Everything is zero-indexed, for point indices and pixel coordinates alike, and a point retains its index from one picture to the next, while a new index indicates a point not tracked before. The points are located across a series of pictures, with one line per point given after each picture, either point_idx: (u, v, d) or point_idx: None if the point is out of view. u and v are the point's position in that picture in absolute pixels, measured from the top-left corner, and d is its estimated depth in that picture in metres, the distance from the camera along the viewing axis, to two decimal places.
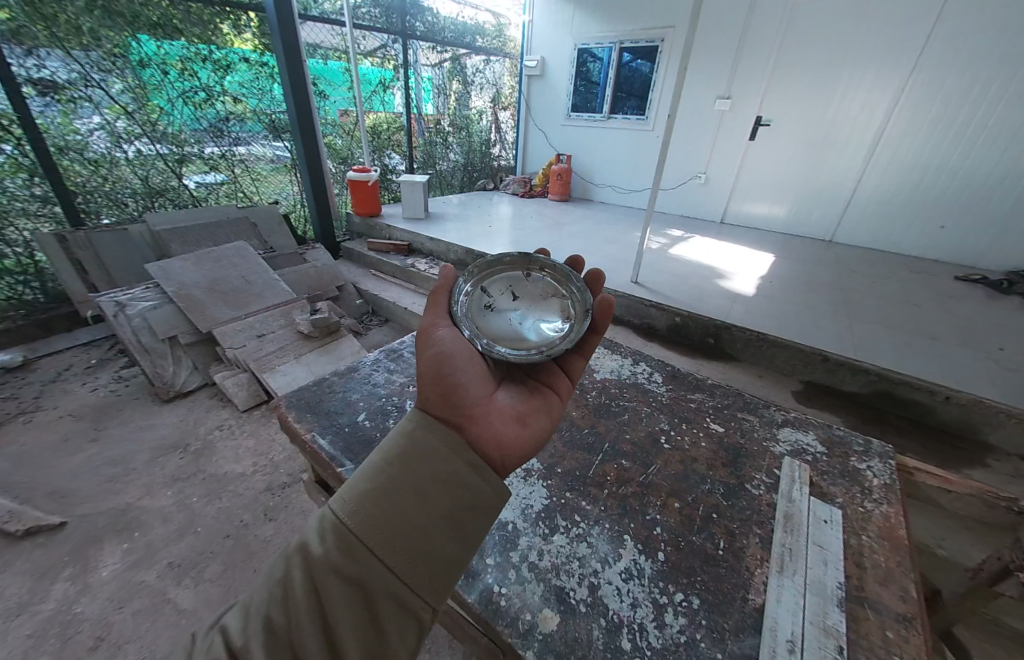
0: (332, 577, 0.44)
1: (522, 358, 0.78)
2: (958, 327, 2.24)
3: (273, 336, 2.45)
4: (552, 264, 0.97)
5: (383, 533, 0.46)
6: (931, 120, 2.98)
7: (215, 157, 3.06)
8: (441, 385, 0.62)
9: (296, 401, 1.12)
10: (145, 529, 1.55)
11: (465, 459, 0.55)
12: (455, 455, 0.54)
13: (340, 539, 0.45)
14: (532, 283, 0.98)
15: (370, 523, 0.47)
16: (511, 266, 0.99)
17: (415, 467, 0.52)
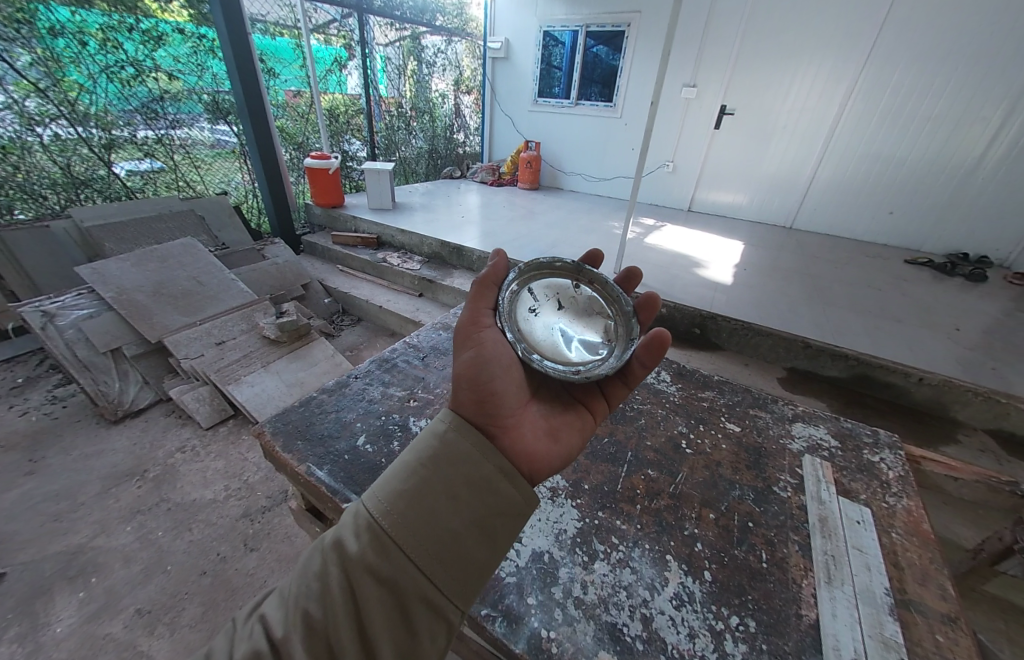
0: (365, 581, 0.41)
1: (563, 374, 0.70)
2: (916, 309, 2.40)
3: (235, 344, 2.22)
4: (604, 280, 0.90)
5: (415, 538, 0.42)
6: (882, 112, 3.14)
7: (149, 142, 2.70)
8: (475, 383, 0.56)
9: (283, 426, 0.98)
10: (103, 574, 1.35)
11: (497, 463, 0.49)
12: (487, 459, 0.49)
13: (372, 542, 0.42)
14: (578, 296, 0.89)
15: (402, 527, 0.43)
16: (560, 273, 0.91)
17: (447, 468, 0.47)
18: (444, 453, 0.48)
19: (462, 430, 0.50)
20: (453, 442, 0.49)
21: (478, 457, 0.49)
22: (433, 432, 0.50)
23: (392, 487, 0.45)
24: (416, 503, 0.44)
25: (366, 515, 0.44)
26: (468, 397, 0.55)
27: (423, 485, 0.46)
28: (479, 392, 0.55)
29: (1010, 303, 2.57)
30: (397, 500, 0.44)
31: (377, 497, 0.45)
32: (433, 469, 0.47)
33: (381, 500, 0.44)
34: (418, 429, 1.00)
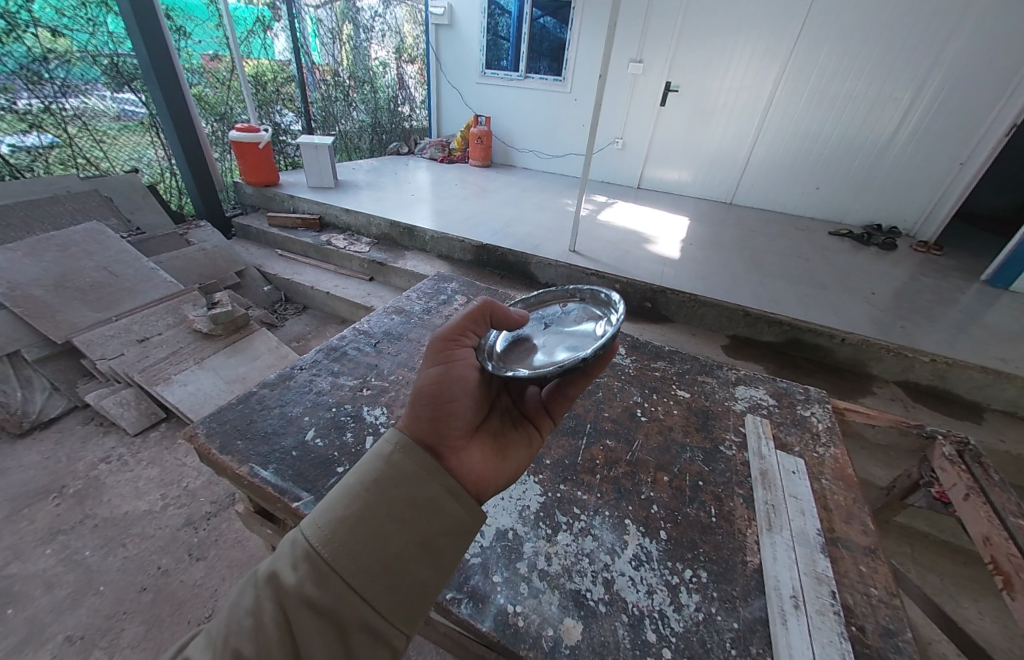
0: (300, 615, 0.38)
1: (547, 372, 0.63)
2: (839, 276, 2.64)
3: (161, 340, 2.00)
4: (591, 293, 0.89)
5: (357, 565, 0.41)
6: (811, 92, 3.34)
7: (34, 112, 2.30)
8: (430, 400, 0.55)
9: (219, 427, 0.90)
10: (19, 605, 1.20)
11: (446, 481, 0.49)
12: (435, 478, 0.48)
13: (308, 572, 0.39)
14: (567, 313, 0.89)
15: (343, 554, 0.41)
16: (548, 301, 0.94)
17: (392, 489, 0.46)
18: (390, 474, 0.47)
19: (409, 450, 0.49)
20: (400, 462, 0.48)
21: (425, 477, 0.48)
22: (379, 453, 0.49)
23: (331, 511, 0.43)
24: (359, 527, 0.43)
25: (302, 544, 0.41)
26: (420, 415, 0.53)
27: (366, 508, 0.44)
28: (433, 410, 0.54)
29: (914, 268, 2.89)
30: (337, 525, 0.42)
31: (315, 523, 0.42)
32: (377, 491, 0.45)
33: (319, 526, 0.42)
34: (373, 418, 0.96)
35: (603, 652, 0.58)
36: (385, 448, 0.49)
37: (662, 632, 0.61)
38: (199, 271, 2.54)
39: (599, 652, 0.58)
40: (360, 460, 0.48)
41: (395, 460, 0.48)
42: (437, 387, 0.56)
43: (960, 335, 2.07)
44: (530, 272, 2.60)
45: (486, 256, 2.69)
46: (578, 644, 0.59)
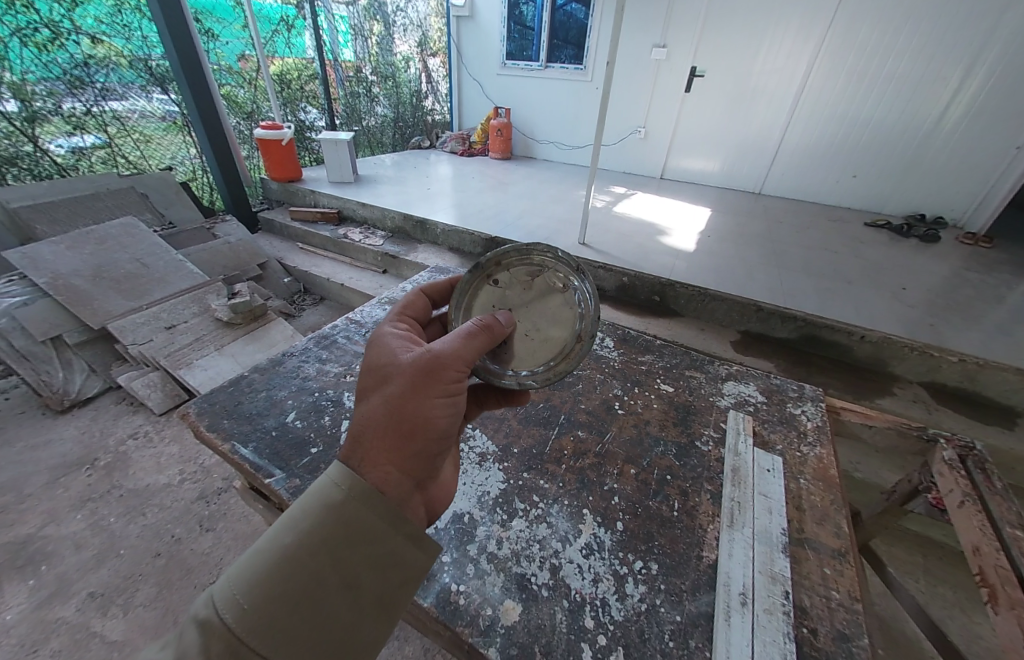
0: None
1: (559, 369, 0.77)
2: (868, 270, 2.47)
3: (186, 327, 2.14)
4: (505, 254, 0.83)
5: (300, 641, 0.38)
6: (848, 74, 3.11)
7: (78, 114, 2.49)
8: (398, 436, 0.50)
9: (209, 407, 0.96)
10: (53, 561, 1.34)
11: (405, 533, 0.46)
12: (393, 531, 0.46)
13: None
14: (504, 287, 0.83)
15: (282, 632, 0.38)
16: (472, 286, 0.83)
17: (343, 548, 0.43)
18: (338, 531, 0.43)
19: (363, 501, 0.45)
20: (350, 516, 0.44)
21: (381, 530, 0.45)
22: (324, 505, 0.44)
23: (264, 584, 0.39)
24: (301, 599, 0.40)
25: (228, 624, 0.37)
26: (388, 458, 0.49)
27: (307, 575, 0.41)
28: (402, 451, 0.49)
29: (957, 262, 2.66)
30: (272, 599, 0.39)
31: (245, 597, 0.39)
32: (322, 553, 0.42)
33: (251, 602, 0.38)
34: (352, 404, 1.00)
35: (537, 634, 0.60)
36: (332, 500, 0.45)
37: (601, 619, 0.62)
38: (223, 263, 2.69)
39: (533, 634, 0.60)
40: (298, 514, 0.43)
41: (345, 513, 0.44)
42: (407, 421, 0.51)
43: (1001, 335, 1.90)
44: None
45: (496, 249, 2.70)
46: (514, 625, 0.61)
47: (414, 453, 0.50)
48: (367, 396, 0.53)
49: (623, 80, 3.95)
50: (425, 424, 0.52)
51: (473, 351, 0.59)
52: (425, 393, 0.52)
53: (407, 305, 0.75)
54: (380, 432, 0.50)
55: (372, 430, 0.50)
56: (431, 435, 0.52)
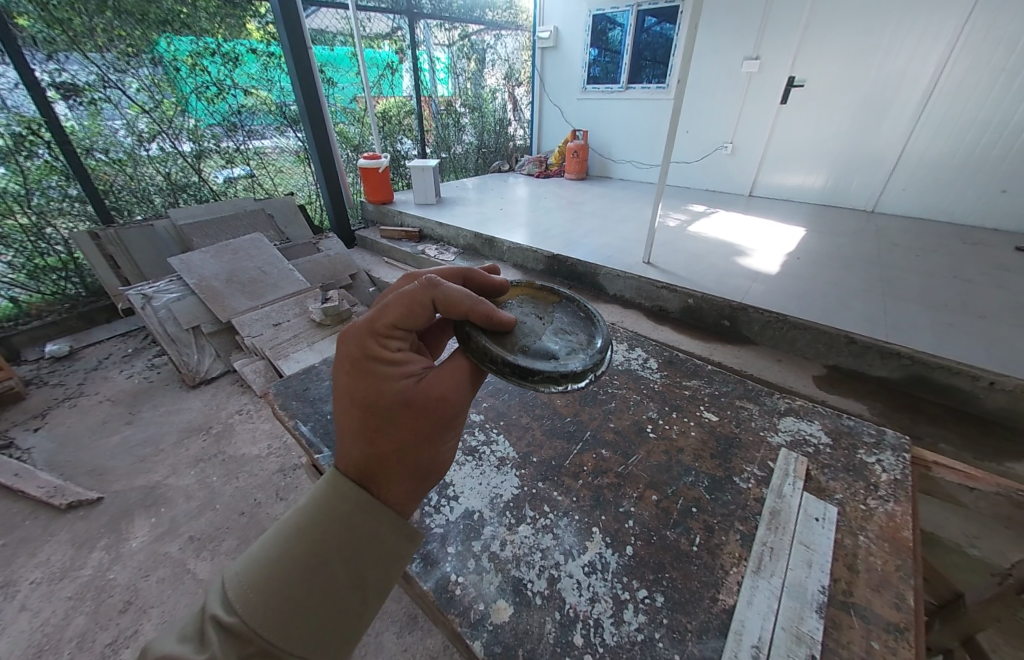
0: None
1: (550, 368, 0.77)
2: (1015, 304, 2.00)
3: (288, 325, 2.52)
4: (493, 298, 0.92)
5: (309, 629, 0.44)
6: (995, 71, 2.61)
7: (231, 151, 3.13)
8: (401, 469, 0.55)
9: (284, 389, 1.14)
10: (169, 505, 1.66)
11: (404, 534, 0.53)
12: (394, 534, 0.53)
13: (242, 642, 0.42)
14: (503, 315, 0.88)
15: (293, 624, 0.44)
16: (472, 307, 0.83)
17: (347, 548, 0.49)
18: (340, 532, 0.50)
19: (367, 510, 0.52)
20: (352, 520, 0.51)
21: (381, 532, 0.52)
22: (326, 510, 0.51)
23: (273, 582, 0.45)
24: (308, 592, 0.46)
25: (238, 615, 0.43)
26: (396, 493, 0.54)
27: (312, 572, 0.47)
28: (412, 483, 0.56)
29: None
30: (279, 593, 0.45)
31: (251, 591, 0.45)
32: (329, 552, 0.48)
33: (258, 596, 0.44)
34: None
35: (523, 639, 0.60)
36: (333, 505, 0.51)
37: (591, 639, 0.60)
38: (322, 272, 3.12)
39: (520, 637, 0.61)
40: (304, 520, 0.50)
41: (344, 515, 0.51)
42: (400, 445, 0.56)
43: None
44: (599, 283, 2.57)
45: (558, 267, 2.74)
46: (502, 624, 0.62)
47: (417, 480, 0.56)
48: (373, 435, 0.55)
49: (709, 95, 3.80)
50: (431, 458, 0.58)
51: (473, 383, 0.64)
52: (429, 433, 0.57)
53: (405, 313, 0.59)
54: (386, 466, 0.54)
55: (375, 463, 0.54)
56: (434, 468, 0.58)
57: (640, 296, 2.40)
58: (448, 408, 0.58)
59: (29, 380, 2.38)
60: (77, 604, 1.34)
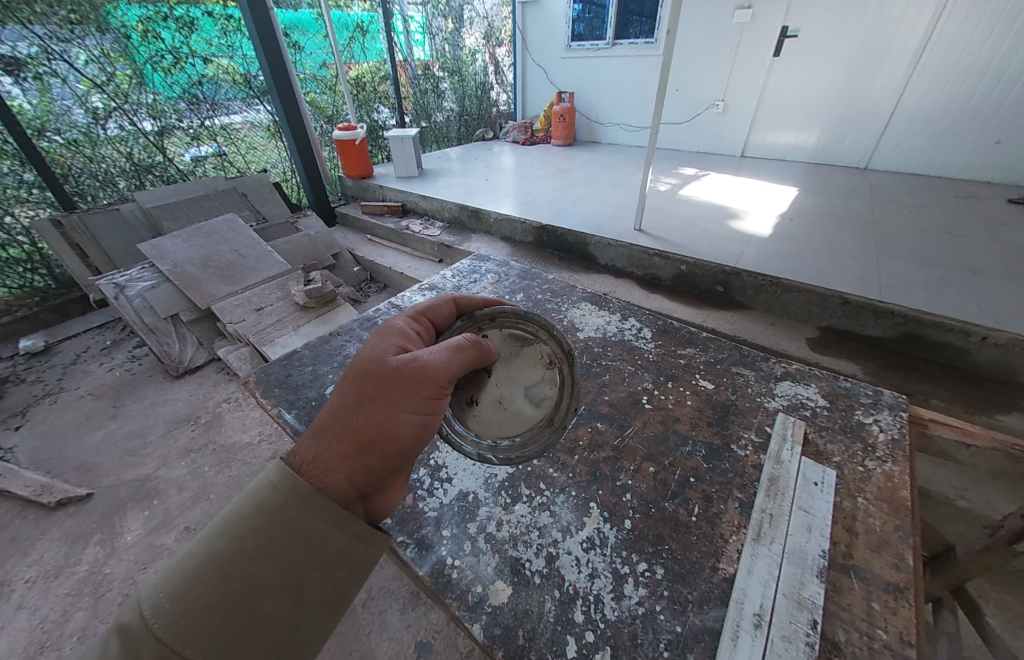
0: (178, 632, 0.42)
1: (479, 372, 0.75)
2: (1006, 257, 1.98)
3: (271, 310, 2.44)
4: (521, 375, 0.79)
5: (238, 636, 0.43)
6: (995, 15, 2.49)
7: (196, 127, 2.92)
8: (354, 445, 0.55)
9: (265, 377, 1.09)
10: (162, 498, 1.64)
11: (351, 533, 0.51)
12: (337, 530, 0.51)
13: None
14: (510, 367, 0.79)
15: (215, 635, 0.42)
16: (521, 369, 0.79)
17: (280, 557, 0.47)
18: (275, 533, 0.48)
19: (309, 500, 0.50)
20: (295, 515, 0.49)
21: (324, 529, 0.50)
22: (262, 510, 0.49)
23: (197, 591, 0.44)
24: (241, 597, 0.45)
25: (152, 631, 0.41)
26: (342, 465, 0.54)
27: (242, 570, 0.46)
28: (362, 459, 0.54)
29: None
30: (202, 605, 0.43)
31: (174, 603, 0.43)
32: (265, 551, 0.47)
33: (182, 595, 0.43)
34: None
35: (523, 619, 0.59)
36: (268, 501, 0.50)
37: (592, 615, 0.59)
38: (302, 253, 3.00)
39: (518, 618, 0.59)
40: (231, 516, 0.48)
41: (283, 511, 0.49)
42: (372, 431, 0.55)
43: None
44: (589, 253, 2.51)
45: (547, 237, 2.66)
46: (501, 606, 0.61)
47: (372, 467, 0.54)
48: (346, 391, 0.59)
49: (700, 49, 3.61)
50: (386, 440, 0.56)
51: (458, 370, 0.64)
52: (389, 403, 0.57)
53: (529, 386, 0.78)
54: (345, 435, 0.55)
55: (335, 428, 0.56)
56: (390, 451, 0.56)
57: (631, 264, 2.35)
58: (423, 379, 0.60)
59: (5, 377, 2.29)
60: (75, 600, 1.33)
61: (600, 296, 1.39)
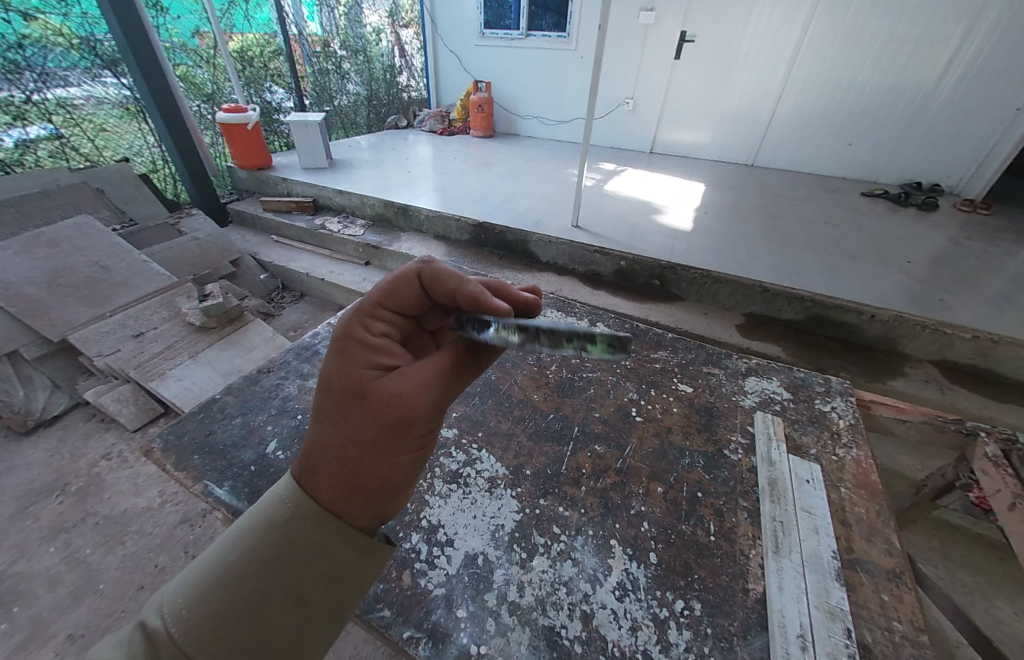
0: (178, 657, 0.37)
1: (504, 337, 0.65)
2: (870, 243, 2.39)
3: (157, 334, 1.97)
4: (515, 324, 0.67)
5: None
6: (844, 36, 2.96)
7: (18, 103, 2.21)
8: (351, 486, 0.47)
9: (177, 441, 0.84)
10: (26, 602, 1.23)
11: (358, 548, 0.46)
12: (344, 546, 0.45)
13: None
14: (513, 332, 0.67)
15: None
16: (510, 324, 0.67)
17: (285, 576, 0.42)
18: (285, 551, 0.43)
19: (315, 518, 0.45)
20: (301, 533, 0.44)
21: (331, 546, 0.45)
22: (273, 523, 0.44)
23: (211, 602, 0.40)
24: (245, 622, 0.40)
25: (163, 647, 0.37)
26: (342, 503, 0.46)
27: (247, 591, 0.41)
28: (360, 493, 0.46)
29: (958, 229, 2.58)
30: (213, 625, 0.39)
31: (189, 612, 0.39)
32: (272, 571, 0.42)
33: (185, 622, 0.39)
34: None
35: None
36: (278, 514, 0.45)
37: None
38: (192, 261, 2.49)
39: None
40: (243, 528, 0.44)
41: (292, 530, 0.44)
42: (367, 480, 0.47)
43: (1008, 305, 1.85)
44: (530, 251, 2.46)
45: (484, 236, 2.55)
46: None
47: (369, 502, 0.47)
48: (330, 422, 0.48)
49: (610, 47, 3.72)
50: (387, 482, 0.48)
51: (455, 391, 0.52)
52: (384, 444, 0.47)
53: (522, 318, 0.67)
54: (337, 478, 0.46)
55: (323, 459, 0.47)
56: (394, 488, 0.49)
57: (573, 261, 2.36)
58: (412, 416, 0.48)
59: None
60: None
61: (563, 301, 1.33)
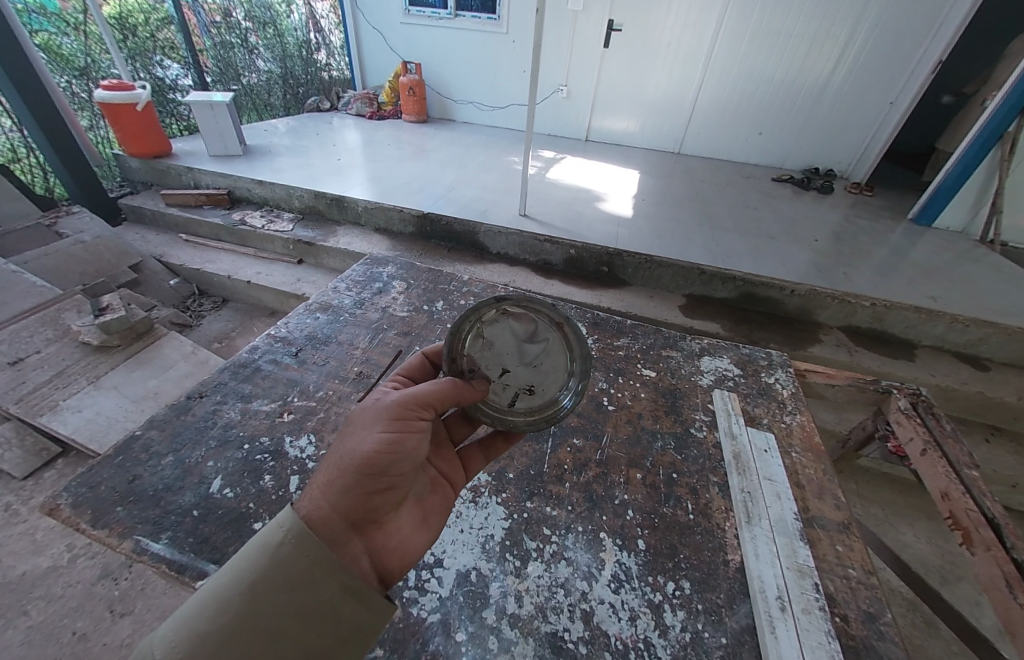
0: None
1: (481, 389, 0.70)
2: (784, 224, 2.66)
3: (40, 359, 1.64)
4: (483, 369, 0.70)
5: None
6: (753, 33, 3.21)
7: None
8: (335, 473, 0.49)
9: (90, 494, 0.70)
10: None
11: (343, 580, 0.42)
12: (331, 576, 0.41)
13: None
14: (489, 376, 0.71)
15: None
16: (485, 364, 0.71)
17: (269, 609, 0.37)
18: (272, 576, 0.39)
19: (304, 543, 0.42)
20: (289, 561, 0.40)
21: (318, 577, 0.41)
22: (264, 548, 0.41)
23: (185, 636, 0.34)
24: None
25: None
26: (326, 494, 0.47)
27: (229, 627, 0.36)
28: (336, 479, 0.48)
29: (850, 209, 2.96)
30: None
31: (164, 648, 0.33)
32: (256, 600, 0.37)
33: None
34: (298, 452, 0.80)
35: None
36: (269, 539, 0.41)
37: None
38: (78, 268, 2.12)
39: None
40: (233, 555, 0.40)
41: (282, 556, 0.41)
42: (346, 456, 0.50)
43: (893, 274, 2.16)
44: (479, 242, 2.40)
45: (430, 227, 2.44)
46: None
47: (347, 487, 0.47)
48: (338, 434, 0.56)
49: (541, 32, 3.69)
50: (364, 465, 0.49)
51: (433, 391, 0.59)
52: (363, 427, 0.52)
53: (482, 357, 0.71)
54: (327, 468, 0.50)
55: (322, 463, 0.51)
56: (370, 473, 0.50)
57: (524, 251, 2.35)
58: (395, 404, 0.54)
59: None
60: None
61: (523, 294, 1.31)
